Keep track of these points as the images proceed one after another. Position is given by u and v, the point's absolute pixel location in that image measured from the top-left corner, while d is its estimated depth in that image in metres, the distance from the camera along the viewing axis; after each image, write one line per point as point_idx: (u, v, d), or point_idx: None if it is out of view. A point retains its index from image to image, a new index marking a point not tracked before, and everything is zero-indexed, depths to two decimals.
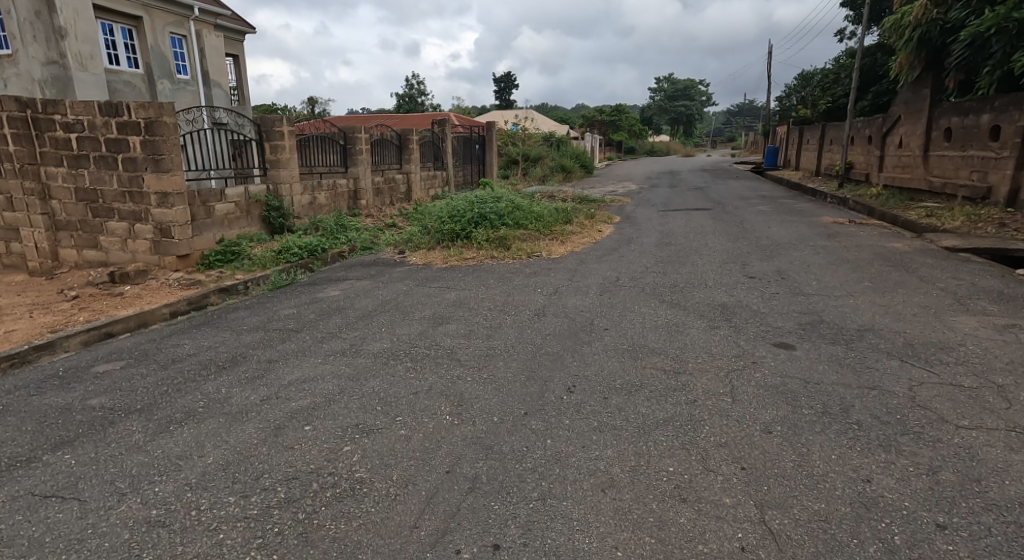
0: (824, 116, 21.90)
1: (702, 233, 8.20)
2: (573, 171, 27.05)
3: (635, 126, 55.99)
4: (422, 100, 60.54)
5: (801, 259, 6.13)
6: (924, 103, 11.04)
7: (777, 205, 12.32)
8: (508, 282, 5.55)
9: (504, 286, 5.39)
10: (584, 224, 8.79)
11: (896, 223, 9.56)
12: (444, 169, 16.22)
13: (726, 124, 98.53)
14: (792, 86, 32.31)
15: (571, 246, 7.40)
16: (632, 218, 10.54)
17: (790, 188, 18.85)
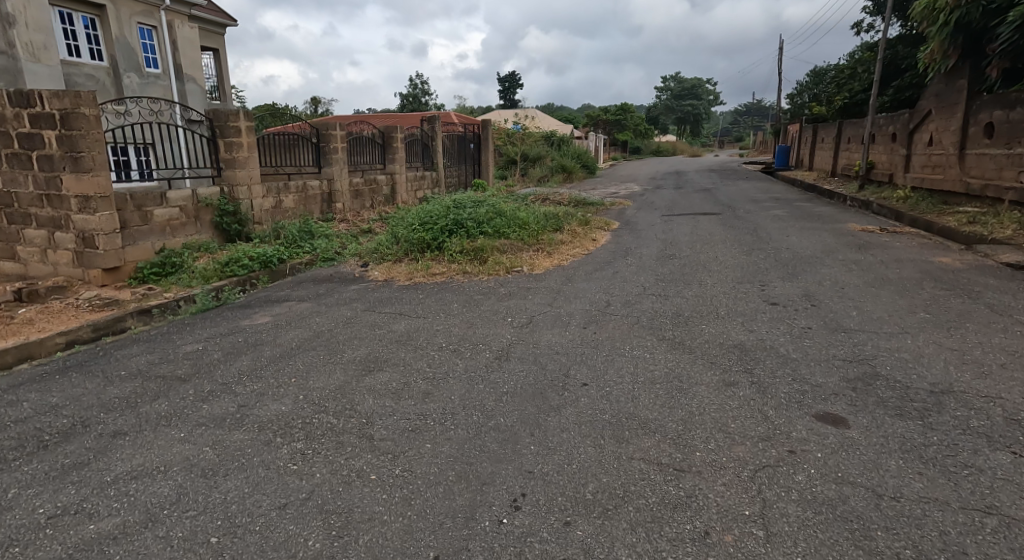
0: (840, 114, 20.80)
1: (712, 243, 7.21)
2: (575, 171, 26.04)
3: (641, 126, 54.96)
4: (423, 99, 59.50)
5: (831, 279, 5.14)
6: (960, 95, 10.27)
7: (793, 210, 11.30)
8: (479, 307, 4.62)
9: (473, 313, 4.46)
10: (577, 232, 7.82)
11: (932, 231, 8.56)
12: (433, 170, 15.29)
13: (733, 124, 97.34)
14: (804, 84, 31.15)
15: (558, 259, 6.47)
16: (633, 224, 9.55)
17: (804, 190, 17.80)
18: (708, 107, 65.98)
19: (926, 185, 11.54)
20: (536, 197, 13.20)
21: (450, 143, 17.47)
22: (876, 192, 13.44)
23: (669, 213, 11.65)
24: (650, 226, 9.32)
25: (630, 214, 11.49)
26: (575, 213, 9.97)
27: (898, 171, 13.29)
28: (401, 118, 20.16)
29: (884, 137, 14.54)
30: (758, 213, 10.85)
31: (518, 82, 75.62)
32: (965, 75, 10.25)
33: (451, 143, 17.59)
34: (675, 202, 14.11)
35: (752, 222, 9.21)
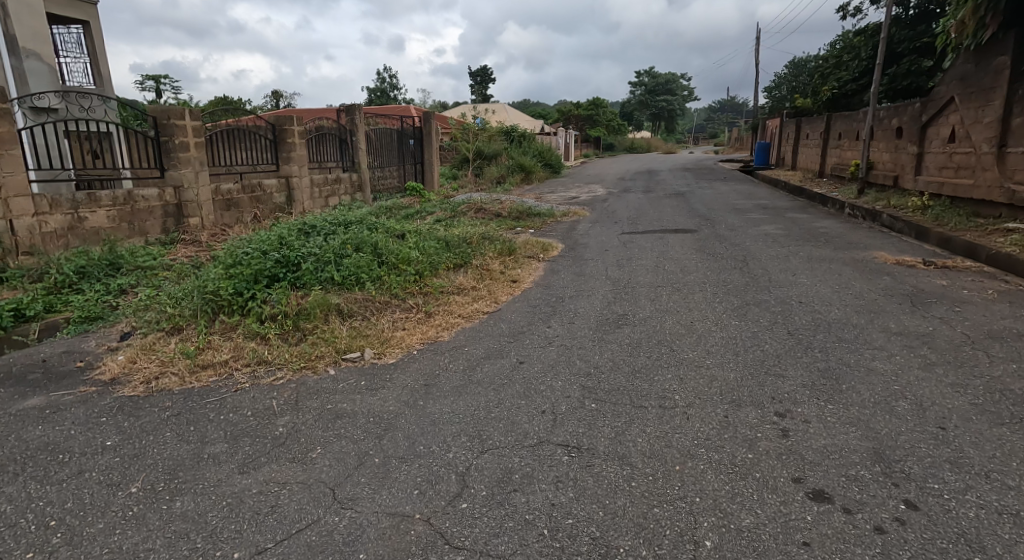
0: (825, 106, 18.78)
1: (687, 293, 4.90)
2: (535, 170, 23.96)
3: (613, 122, 52.98)
4: (388, 93, 56.42)
5: (906, 390, 2.84)
6: (1002, 78, 9.00)
7: (786, 226, 9.10)
8: (195, 488, 2.15)
9: (161, 518, 2.00)
10: (488, 274, 5.35)
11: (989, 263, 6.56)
12: (354, 170, 12.54)
13: (708, 120, 96.29)
14: (782, 77, 29.15)
15: (435, 329, 4.00)
16: (581, 252, 7.18)
17: (790, 194, 15.76)
18: (683, 103, 64.17)
19: (947, 191, 10.37)
20: (471, 208, 10.81)
21: (381, 140, 14.96)
22: (879, 203, 11.37)
23: (631, 229, 9.35)
24: (602, 254, 6.97)
25: (583, 233, 9.16)
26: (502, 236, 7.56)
27: (905, 172, 11.96)
28: (327, 111, 17.55)
29: (887, 132, 12.83)
30: (746, 231, 8.57)
31: (488, 76, 72.89)
32: (1007, 50, 8.93)
33: (382, 140, 15.08)
34: (641, 212, 11.82)
35: (741, 250, 6.93)
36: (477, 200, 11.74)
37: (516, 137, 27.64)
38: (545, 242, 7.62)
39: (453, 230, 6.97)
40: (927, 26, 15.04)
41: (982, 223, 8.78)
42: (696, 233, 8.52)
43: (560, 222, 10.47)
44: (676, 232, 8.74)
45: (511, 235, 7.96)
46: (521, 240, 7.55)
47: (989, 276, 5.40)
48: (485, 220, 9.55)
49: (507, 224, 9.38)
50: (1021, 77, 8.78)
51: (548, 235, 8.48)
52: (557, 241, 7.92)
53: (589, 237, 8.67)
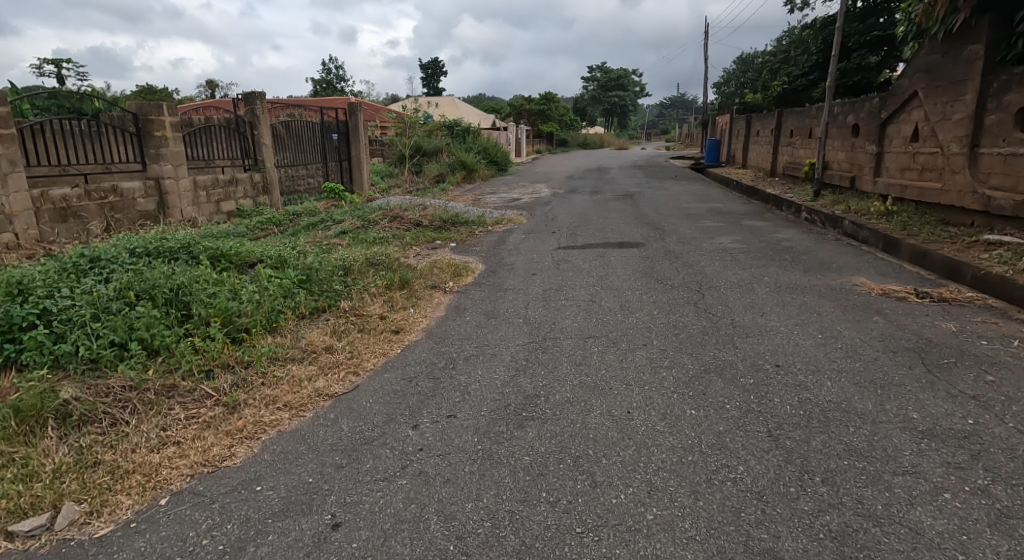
0: (775, 103, 18.16)
1: (625, 355, 3.65)
2: (478, 168, 22.81)
3: (565, 117, 52.13)
4: (335, 85, 53.85)
5: None
6: (975, 70, 8.14)
7: (744, 237, 8.05)
8: None
9: None
10: (357, 322, 3.83)
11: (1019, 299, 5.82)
12: (258, 169, 10.57)
13: (659, 116, 97.00)
14: (732, 72, 28.53)
15: (228, 437, 2.46)
16: (502, 278, 5.85)
17: (741, 195, 14.98)
18: (635, 99, 63.77)
19: (910, 195, 9.55)
20: (384, 215, 9.26)
21: (296, 134, 13.35)
22: (838, 208, 10.48)
23: (570, 243, 8.11)
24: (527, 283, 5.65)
25: (514, 249, 7.85)
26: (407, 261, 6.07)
27: (863, 173, 11.13)
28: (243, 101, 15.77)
29: (843, 129, 12.01)
30: (699, 246, 7.46)
31: (440, 68, 70.65)
32: (981, 38, 8.10)
33: (299, 134, 13.48)
34: (586, 219, 10.64)
35: (694, 277, 5.76)
36: (394, 206, 10.19)
37: (459, 132, 26.25)
38: (464, 266, 6.18)
39: (337, 253, 5.43)
40: (879, 20, 14.33)
41: (957, 233, 7.93)
42: (642, 249, 7.36)
43: (491, 234, 9.12)
44: (622, 247, 7.56)
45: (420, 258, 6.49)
46: (430, 263, 6.08)
47: (999, 325, 4.35)
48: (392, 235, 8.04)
49: (416, 242, 7.91)
50: (997, 69, 7.94)
51: (471, 253, 7.22)
52: (477, 262, 6.66)
53: (519, 255, 7.36)
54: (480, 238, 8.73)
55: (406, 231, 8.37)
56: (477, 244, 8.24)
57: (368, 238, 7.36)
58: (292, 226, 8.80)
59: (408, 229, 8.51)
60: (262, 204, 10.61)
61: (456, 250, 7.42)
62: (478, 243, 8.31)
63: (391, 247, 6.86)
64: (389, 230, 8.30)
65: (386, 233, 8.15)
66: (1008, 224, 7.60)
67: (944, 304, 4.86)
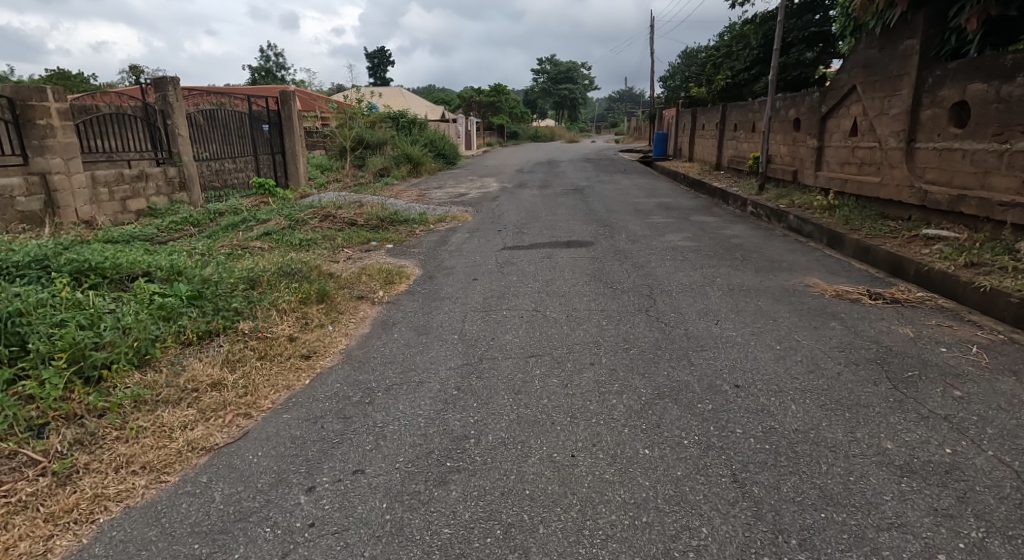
0: (719, 97, 18.21)
1: (567, 381, 3.22)
2: (424, 161, 22.06)
3: (514, 110, 51.68)
4: (277, 74, 51.76)
5: None
6: (911, 65, 8.07)
7: (693, 233, 7.81)
8: None
9: None
10: (258, 346, 3.27)
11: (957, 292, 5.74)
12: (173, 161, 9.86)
13: (608, 110, 97.89)
14: (677, 66, 28.61)
15: (46, 524, 2.04)
16: (432, 287, 5.32)
17: (689, 188, 14.93)
18: (584, 91, 63.86)
19: (851, 189, 9.50)
20: (312, 214, 8.54)
21: (219, 123, 13.29)
22: (782, 202, 10.39)
23: (515, 243, 7.68)
24: (461, 293, 5.15)
25: (454, 250, 7.34)
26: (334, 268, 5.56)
27: (805, 166, 11.08)
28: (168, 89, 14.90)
29: (785, 123, 11.97)
30: (648, 244, 7.15)
31: (387, 57, 68.93)
32: (916, 32, 8.02)
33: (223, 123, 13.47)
34: (533, 215, 10.26)
35: (643, 281, 5.41)
36: (326, 203, 9.49)
37: (405, 125, 25.46)
38: (398, 270, 5.68)
39: (251, 259, 4.87)
40: (816, 15, 14.44)
41: (897, 228, 7.88)
42: (589, 249, 6.99)
43: (432, 234, 8.56)
44: (569, 247, 7.18)
45: (351, 262, 5.97)
46: (360, 268, 5.58)
47: (956, 329, 4.12)
48: (320, 236, 7.45)
49: (345, 243, 7.37)
50: (931, 64, 7.88)
51: (408, 257, 6.71)
52: (415, 267, 6.14)
53: (459, 258, 6.86)
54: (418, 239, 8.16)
55: (338, 232, 7.84)
56: (414, 245, 7.69)
57: (292, 242, 6.75)
58: (212, 229, 8.03)
59: (340, 230, 7.92)
60: (179, 200, 9.85)
61: (392, 252, 6.89)
62: (416, 245, 7.75)
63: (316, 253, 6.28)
64: (319, 232, 7.72)
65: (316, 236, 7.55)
66: (945, 218, 7.55)
67: (898, 307, 4.63)
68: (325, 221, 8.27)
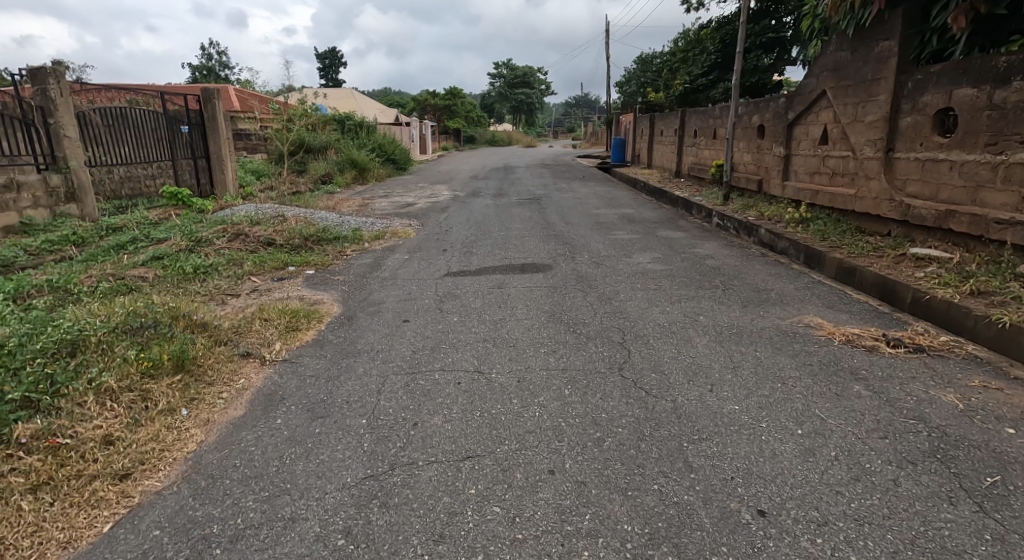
0: (679, 100, 17.38)
1: (512, 517, 2.24)
2: (370, 165, 20.66)
3: (473, 113, 50.54)
4: (225, 73, 49.23)
5: None
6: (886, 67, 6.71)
7: (663, 253, 6.84)
8: None
9: None
10: (37, 466, 2.44)
11: (964, 327, 4.53)
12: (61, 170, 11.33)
13: (567, 115, 97.77)
14: (632, 70, 27.83)
15: None
16: (350, 346, 4.20)
17: (651, 197, 14.07)
18: (541, 96, 63.16)
19: (823, 201, 8.15)
20: (221, 241, 7.81)
21: (126, 123, 13.40)
22: (750, 212, 9.45)
23: (458, 269, 6.55)
24: (374, 358, 3.95)
25: (381, 282, 6.11)
26: (220, 316, 4.75)
27: (772, 175, 9.88)
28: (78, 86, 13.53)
29: (748, 130, 10.95)
30: (612, 271, 6.11)
31: (339, 58, 66.80)
32: (893, 32, 6.66)
33: (134, 123, 13.63)
34: (483, 230, 9.18)
35: (607, 326, 4.33)
36: (241, 218, 8.96)
37: (352, 127, 24.00)
38: (302, 310, 4.93)
39: (102, 308, 4.03)
40: (775, 18, 13.67)
41: (878, 245, 6.56)
42: (544, 279, 5.93)
43: (362, 260, 7.35)
44: (522, 276, 6.11)
45: (246, 307, 5.17)
46: (253, 315, 4.78)
47: (1008, 394, 3.03)
48: (217, 273, 6.66)
49: (247, 276, 6.58)
50: (911, 68, 6.54)
51: (322, 295, 5.59)
52: (333, 309, 5.16)
53: (387, 294, 5.66)
54: (342, 268, 6.90)
55: (249, 253, 7.46)
56: (337, 277, 6.47)
57: (181, 286, 5.94)
58: (102, 262, 7.17)
59: (249, 262, 7.09)
60: (64, 206, 11.30)
61: (308, 290, 5.87)
62: (339, 275, 6.53)
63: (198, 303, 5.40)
64: (223, 266, 6.92)
65: (220, 270, 6.77)
66: (932, 235, 6.21)
67: (925, 358, 3.46)
68: (232, 243, 7.77)
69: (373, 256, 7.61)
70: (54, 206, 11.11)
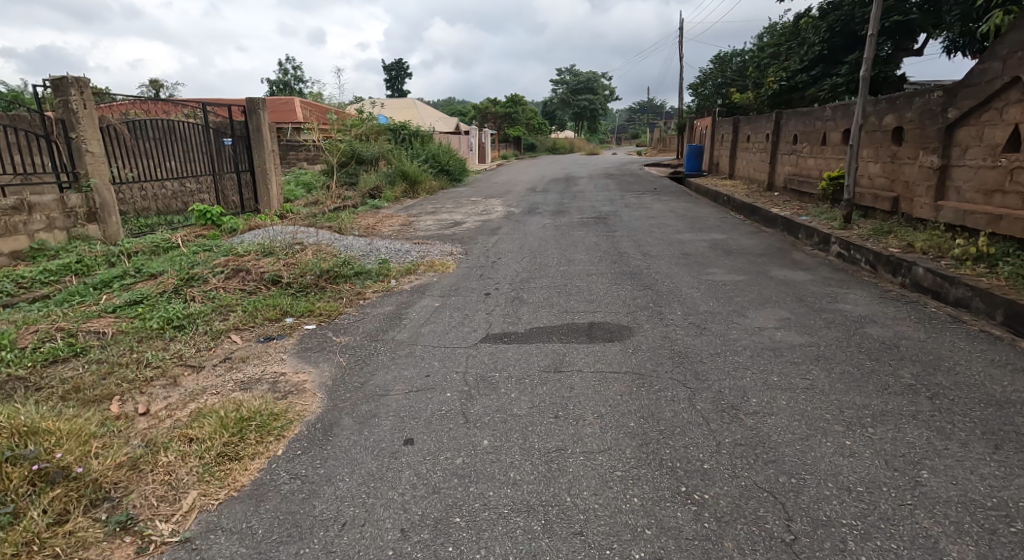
0: (771, 101, 15.03)
1: None
2: (423, 179, 19.30)
3: (535, 120, 49.02)
4: (291, 86, 49.67)
5: None
6: None
7: (794, 312, 4.81)
8: None
9: None
10: None
11: None
12: (82, 186, 10.07)
13: (631, 122, 95.02)
14: (708, 70, 25.45)
15: None
16: (301, 511, 2.51)
17: (738, 215, 11.88)
18: (605, 102, 60.81)
19: (1007, 231, 5.87)
20: (217, 278, 6.37)
21: (175, 137, 12.44)
22: (888, 239, 7.20)
23: (502, 333, 4.78)
24: (328, 558, 2.29)
25: (393, 356, 4.40)
26: (138, 429, 3.22)
27: (913, 192, 7.59)
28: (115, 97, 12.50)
29: (876, 133, 8.65)
30: (726, 345, 4.17)
31: (402, 69, 67.02)
32: None
33: (180, 139, 12.60)
34: (539, 262, 7.36)
35: (747, 492, 2.45)
36: (252, 248, 7.51)
37: (406, 137, 22.75)
38: (261, 414, 3.28)
39: None
40: None
41: None
42: (624, 357, 4.06)
43: (383, 309, 5.73)
44: (590, 349, 4.26)
45: (193, 403, 3.61)
46: (186, 425, 3.17)
47: None
48: (194, 328, 5.19)
49: (228, 334, 5.08)
50: None
51: (306, 382, 3.91)
52: (309, 411, 3.48)
53: (398, 381, 3.93)
54: (352, 324, 5.26)
55: (244, 298, 5.95)
56: (340, 341, 4.83)
57: (134, 357, 4.51)
58: (72, 307, 5.86)
59: (240, 311, 5.58)
60: (85, 229, 10.08)
61: (292, 368, 4.21)
62: (344, 337, 4.87)
63: (137, 394, 3.92)
64: (207, 316, 5.46)
65: (202, 323, 5.30)
66: None
67: None
68: (228, 283, 6.28)
69: (396, 301, 5.94)
70: (72, 228, 9.91)
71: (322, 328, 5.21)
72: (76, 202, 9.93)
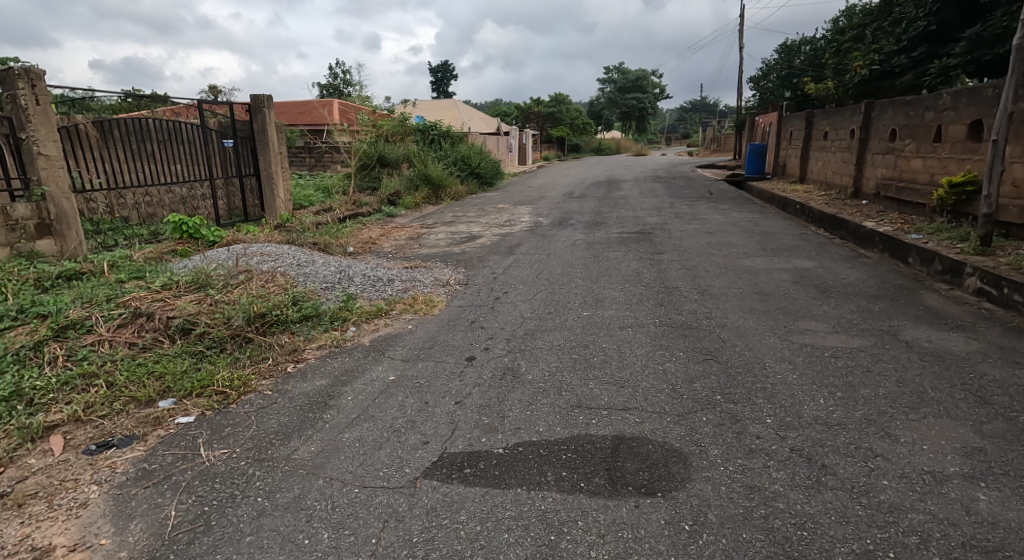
0: (856, 91, 12.57)
1: None
2: (450, 184, 17.55)
3: (580, 120, 46.80)
4: (334, 88, 49.10)
5: None
6: None
7: (982, 435, 2.70)
8: None
9: None
10: None
11: None
12: (33, 193, 8.31)
13: (682, 122, 91.35)
14: (773, 61, 22.80)
15: None
16: None
17: (818, 229, 9.62)
18: (654, 100, 57.89)
19: None
20: (107, 325, 4.59)
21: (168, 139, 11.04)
22: None
23: (471, 455, 2.87)
24: None
25: (264, 510, 2.54)
26: None
27: None
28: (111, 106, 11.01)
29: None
30: (877, 543, 2.12)
31: (447, 70, 65.94)
32: None
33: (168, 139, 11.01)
34: (557, 303, 5.42)
35: None
36: (185, 276, 5.75)
37: (435, 138, 21.05)
38: None
39: None
40: None
41: None
42: None
43: (315, 384, 3.89)
44: (612, 518, 2.31)
45: None
46: None
47: None
48: (8, 419, 3.36)
49: (53, 434, 3.27)
50: None
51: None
52: None
53: None
54: (249, 418, 3.41)
55: (128, 362, 4.18)
56: (207, 460, 2.94)
57: None
58: None
59: (103, 386, 3.76)
60: (36, 246, 8.28)
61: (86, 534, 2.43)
62: (216, 451, 3.00)
63: None
64: (47, 395, 3.62)
65: (30, 411, 3.49)
66: None
67: None
68: (117, 333, 4.53)
69: (339, 371, 4.10)
70: (16, 244, 8.06)
71: (203, 421, 3.39)
72: (24, 212, 8.12)
